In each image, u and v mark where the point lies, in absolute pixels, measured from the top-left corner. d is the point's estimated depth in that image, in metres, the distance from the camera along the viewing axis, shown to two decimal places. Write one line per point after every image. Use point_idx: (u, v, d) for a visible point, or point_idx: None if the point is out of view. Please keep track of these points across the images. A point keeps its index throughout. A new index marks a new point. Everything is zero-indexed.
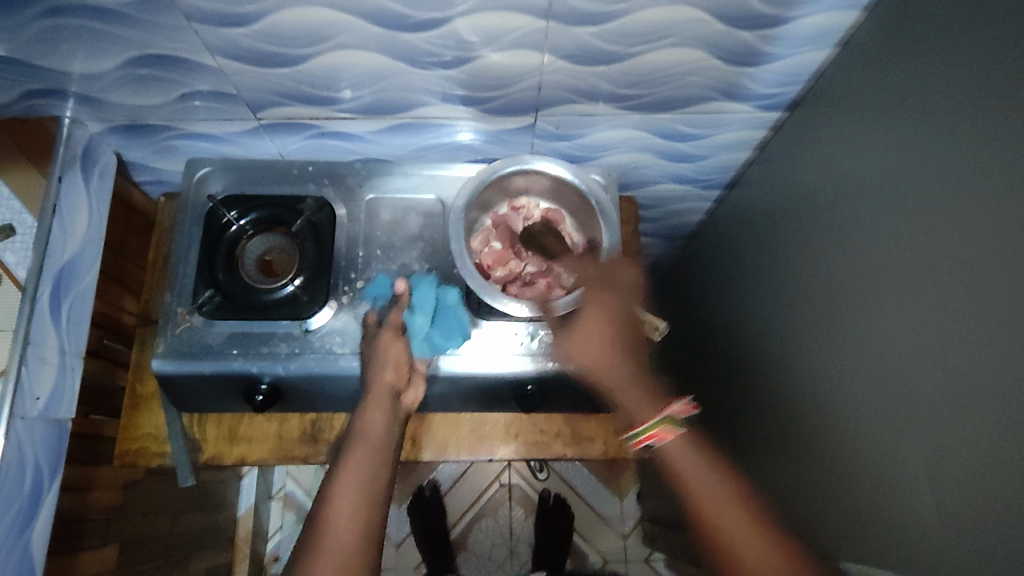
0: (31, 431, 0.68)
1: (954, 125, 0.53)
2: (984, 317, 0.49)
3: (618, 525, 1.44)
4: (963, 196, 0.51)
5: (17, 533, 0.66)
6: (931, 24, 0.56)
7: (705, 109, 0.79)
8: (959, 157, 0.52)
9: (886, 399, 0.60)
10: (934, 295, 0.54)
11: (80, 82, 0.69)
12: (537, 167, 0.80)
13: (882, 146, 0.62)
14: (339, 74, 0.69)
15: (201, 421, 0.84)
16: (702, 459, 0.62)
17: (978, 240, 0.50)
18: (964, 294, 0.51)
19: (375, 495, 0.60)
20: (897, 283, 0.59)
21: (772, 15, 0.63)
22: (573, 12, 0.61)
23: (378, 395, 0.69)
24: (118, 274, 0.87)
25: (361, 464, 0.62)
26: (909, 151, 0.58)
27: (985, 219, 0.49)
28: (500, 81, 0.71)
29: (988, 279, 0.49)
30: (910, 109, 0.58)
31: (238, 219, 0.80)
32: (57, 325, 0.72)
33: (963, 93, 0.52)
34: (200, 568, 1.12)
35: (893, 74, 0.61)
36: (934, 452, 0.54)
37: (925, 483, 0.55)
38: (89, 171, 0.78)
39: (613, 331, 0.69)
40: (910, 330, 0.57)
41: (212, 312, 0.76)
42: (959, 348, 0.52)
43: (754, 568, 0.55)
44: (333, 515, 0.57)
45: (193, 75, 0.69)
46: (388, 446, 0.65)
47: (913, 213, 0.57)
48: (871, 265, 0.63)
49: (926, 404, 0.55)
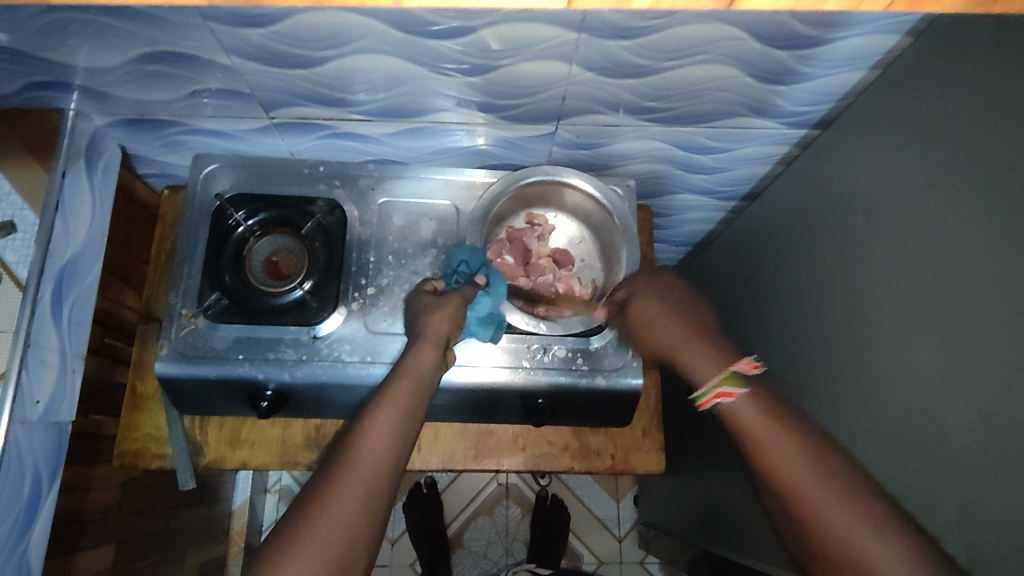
0: (30, 436, 0.67)
1: (983, 155, 0.51)
2: (1010, 333, 0.47)
3: (614, 527, 1.45)
4: (997, 211, 0.49)
5: (14, 541, 0.65)
6: (974, 51, 0.54)
7: (732, 124, 0.77)
8: (991, 177, 0.50)
9: (893, 418, 0.58)
10: (952, 311, 0.52)
11: (86, 75, 0.67)
12: (567, 180, 0.79)
13: (910, 159, 0.60)
14: (357, 76, 0.66)
15: (203, 423, 0.83)
16: (764, 417, 0.57)
17: (1008, 253, 0.48)
18: (990, 306, 0.49)
19: (385, 471, 0.52)
20: (918, 292, 0.57)
21: (810, 36, 0.61)
22: (606, 26, 0.58)
23: (412, 364, 0.61)
24: (120, 268, 0.85)
25: (386, 427, 0.54)
26: (939, 163, 0.56)
27: (1008, 255, 0.48)
28: (523, 89, 0.69)
29: (1005, 314, 0.48)
30: (942, 124, 0.56)
31: (245, 220, 0.77)
32: (58, 326, 0.71)
33: (1002, 117, 0.50)
34: (195, 561, 1.11)
35: (928, 92, 0.59)
36: (950, 469, 0.52)
37: (940, 504, 0.52)
38: (93, 165, 0.76)
39: (672, 299, 0.70)
40: (920, 349, 0.55)
41: (218, 315, 0.74)
42: (972, 367, 0.50)
43: (834, 526, 0.49)
44: (338, 487, 0.50)
45: (204, 72, 0.66)
46: (413, 410, 0.57)
47: (938, 222, 0.55)
48: (889, 273, 0.61)
49: (942, 417, 0.53)
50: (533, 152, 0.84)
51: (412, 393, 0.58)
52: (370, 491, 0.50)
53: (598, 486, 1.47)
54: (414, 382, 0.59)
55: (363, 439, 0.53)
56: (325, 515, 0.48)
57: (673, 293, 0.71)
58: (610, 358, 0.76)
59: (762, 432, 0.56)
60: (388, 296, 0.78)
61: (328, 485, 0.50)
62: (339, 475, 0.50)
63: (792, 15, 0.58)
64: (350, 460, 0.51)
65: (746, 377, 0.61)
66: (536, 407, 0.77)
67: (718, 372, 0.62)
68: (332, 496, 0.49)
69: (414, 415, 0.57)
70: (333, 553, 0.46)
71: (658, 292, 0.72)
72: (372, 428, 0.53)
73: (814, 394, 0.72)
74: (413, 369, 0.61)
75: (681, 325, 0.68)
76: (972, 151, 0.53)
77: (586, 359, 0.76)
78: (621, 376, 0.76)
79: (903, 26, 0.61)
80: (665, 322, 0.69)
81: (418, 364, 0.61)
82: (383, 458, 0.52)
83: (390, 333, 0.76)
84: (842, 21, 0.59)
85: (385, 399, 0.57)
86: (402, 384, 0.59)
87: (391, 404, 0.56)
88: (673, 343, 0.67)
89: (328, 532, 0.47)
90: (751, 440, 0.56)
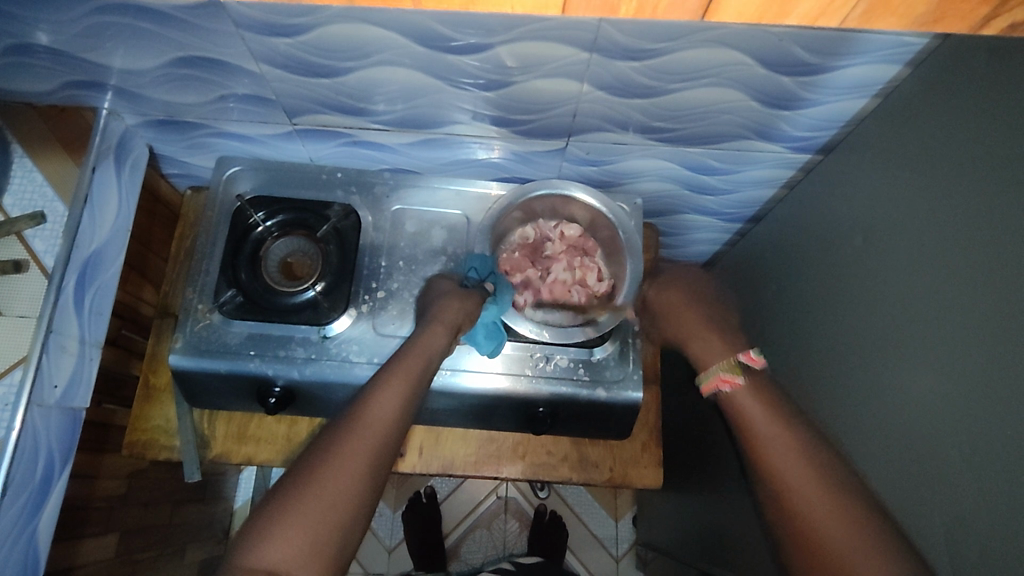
0: (46, 418, 0.69)
1: (973, 184, 0.53)
2: (989, 334, 0.49)
3: (611, 547, 1.44)
4: (974, 224, 0.53)
5: (25, 521, 0.67)
6: (954, 85, 0.58)
7: (737, 146, 0.79)
8: (969, 196, 0.54)
9: (877, 426, 0.60)
10: (935, 318, 0.55)
11: (119, 76, 0.70)
12: (575, 195, 0.81)
13: (893, 188, 0.64)
14: (377, 88, 0.70)
15: (212, 417, 0.85)
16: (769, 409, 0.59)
17: (986, 262, 0.51)
18: (970, 310, 0.51)
19: (388, 439, 0.53)
20: (903, 305, 0.59)
21: (814, 63, 0.64)
22: (618, 47, 0.61)
23: (425, 344, 0.64)
24: (140, 264, 0.88)
25: (391, 400, 0.56)
26: (921, 186, 0.60)
27: (986, 266, 0.51)
28: (537, 106, 0.72)
29: (986, 317, 0.50)
30: (924, 153, 0.60)
31: (264, 220, 0.80)
32: (78, 314, 0.73)
33: (978, 144, 0.54)
34: (194, 558, 1.12)
35: (912, 125, 0.63)
36: (934, 474, 0.53)
37: (934, 516, 0.52)
38: (121, 163, 0.79)
39: (687, 292, 0.77)
40: (907, 356, 0.58)
41: (232, 312, 0.76)
42: (954, 369, 0.52)
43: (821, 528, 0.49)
44: (342, 448, 0.51)
45: (232, 77, 0.69)
46: (419, 388, 0.59)
47: (922, 238, 0.58)
48: (875, 288, 0.64)
49: (925, 423, 0.54)
50: (544, 167, 0.87)
51: (421, 371, 0.61)
52: (372, 453, 0.52)
53: (598, 504, 1.47)
54: (423, 363, 0.62)
55: (371, 407, 0.55)
56: (331, 476, 0.49)
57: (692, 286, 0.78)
58: (612, 370, 0.78)
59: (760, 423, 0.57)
60: (398, 301, 0.80)
61: (334, 447, 0.51)
62: (345, 436, 0.52)
63: (797, 42, 0.60)
64: (357, 424, 0.53)
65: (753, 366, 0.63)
66: (537, 415, 0.78)
67: (722, 358, 0.66)
68: (338, 455, 0.51)
69: (417, 394, 0.59)
70: (337, 511, 0.48)
71: (679, 285, 0.78)
72: (380, 397, 0.55)
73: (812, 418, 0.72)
74: (425, 348, 0.63)
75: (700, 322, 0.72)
76: (953, 177, 0.56)
77: (588, 370, 0.78)
78: (621, 389, 0.77)
79: (904, 57, 0.63)
80: (679, 313, 0.74)
81: (430, 345, 0.64)
82: (389, 427, 0.54)
83: (396, 335, 0.78)
84: (845, 50, 0.62)
85: (392, 373, 0.59)
86: (411, 360, 0.61)
87: (399, 379, 0.58)
88: (685, 335, 0.72)
89: (333, 490, 0.49)
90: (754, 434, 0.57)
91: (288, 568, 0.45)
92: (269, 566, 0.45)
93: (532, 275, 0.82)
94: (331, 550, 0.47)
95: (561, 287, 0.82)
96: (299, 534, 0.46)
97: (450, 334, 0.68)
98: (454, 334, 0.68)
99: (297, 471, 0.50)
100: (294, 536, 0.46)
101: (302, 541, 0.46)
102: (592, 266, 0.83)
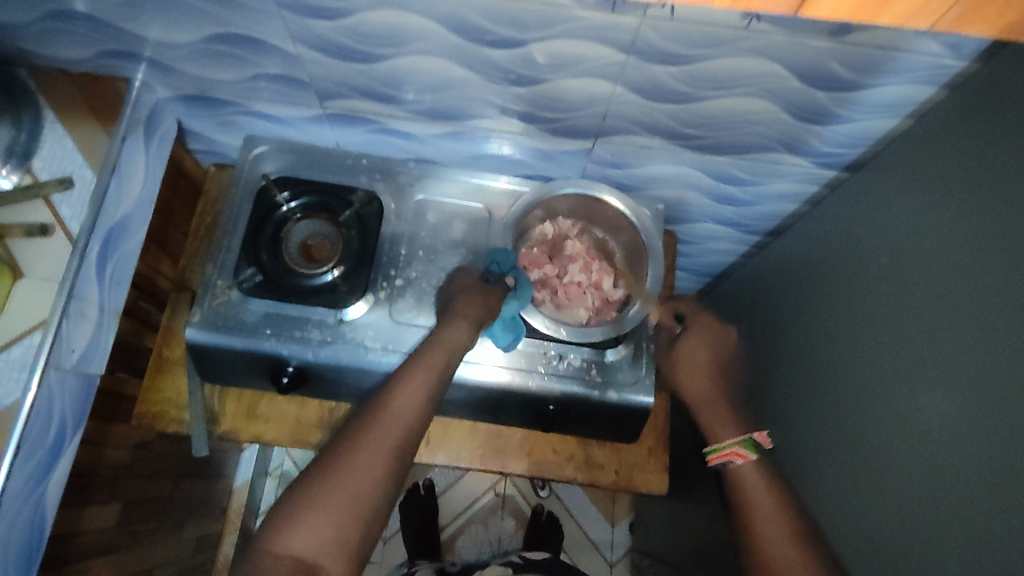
0: (62, 382, 0.69)
1: (993, 213, 0.54)
2: (1007, 360, 0.50)
3: (606, 552, 1.44)
4: (995, 249, 0.53)
5: (36, 482, 0.67)
6: (986, 111, 0.58)
7: (765, 158, 0.79)
8: (991, 222, 0.54)
9: (887, 444, 0.61)
10: (951, 342, 0.56)
11: (155, 48, 0.71)
12: (600, 197, 0.81)
13: (913, 211, 0.65)
14: (408, 76, 0.70)
15: (222, 393, 0.85)
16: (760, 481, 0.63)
17: (1004, 287, 0.51)
18: (989, 335, 0.52)
19: (413, 430, 0.54)
20: (917, 326, 0.60)
21: (850, 79, 0.64)
22: (654, 51, 0.61)
23: (449, 337, 0.65)
24: (160, 237, 0.89)
25: (416, 389, 0.57)
26: (941, 212, 0.60)
27: (1005, 292, 0.51)
28: (567, 104, 0.72)
29: (1003, 342, 0.50)
30: (947, 179, 0.61)
31: (289, 201, 0.80)
32: (99, 282, 0.74)
33: (1001, 172, 0.54)
34: (192, 534, 1.13)
35: (936, 150, 0.64)
36: (947, 497, 0.53)
37: (947, 537, 0.52)
38: (150, 135, 0.80)
39: (712, 342, 0.76)
40: (920, 378, 0.58)
41: (251, 290, 0.76)
42: (972, 392, 0.52)
43: None
44: (369, 437, 0.52)
45: (266, 56, 0.70)
46: (442, 380, 0.60)
47: (939, 262, 0.59)
48: (888, 309, 0.65)
49: (937, 444, 0.55)
50: (569, 167, 0.87)
51: (445, 363, 0.62)
52: (396, 443, 0.53)
53: (594, 507, 1.47)
54: (448, 356, 0.63)
55: (395, 397, 0.55)
56: (358, 465, 0.50)
57: (719, 348, 0.76)
58: (624, 373, 0.78)
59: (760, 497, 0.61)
60: (415, 289, 0.80)
61: (361, 436, 0.52)
62: (372, 425, 0.53)
63: (834, 57, 0.60)
64: (384, 414, 0.54)
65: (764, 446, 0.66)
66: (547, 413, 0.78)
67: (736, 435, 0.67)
68: (364, 446, 0.52)
69: (441, 385, 0.59)
70: (362, 501, 0.49)
71: (710, 346, 0.76)
72: (405, 388, 0.56)
73: (823, 435, 0.72)
74: (448, 341, 0.64)
75: (714, 380, 0.74)
76: (976, 203, 0.56)
77: (600, 371, 0.78)
78: (633, 392, 0.77)
79: (939, 78, 0.63)
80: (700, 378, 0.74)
81: (454, 337, 0.65)
82: (414, 418, 0.55)
83: (413, 324, 0.78)
84: (882, 68, 0.62)
85: (418, 365, 0.60)
86: (435, 353, 0.62)
87: (423, 372, 0.59)
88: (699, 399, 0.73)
89: (359, 481, 0.50)
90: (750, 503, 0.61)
91: (319, 557, 0.47)
92: (296, 554, 0.47)
93: (549, 270, 0.82)
94: (357, 539, 0.48)
95: (578, 286, 0.81)
96: (326, 522, 0.48)
97: (473, 329, 0.68)
98: (479, 330, 0.68)
99: (326, 457, 0.51)
100: (322, 523, 0.48)
101: (329, 527, 0.48)
102: (609, 271, 0.83)
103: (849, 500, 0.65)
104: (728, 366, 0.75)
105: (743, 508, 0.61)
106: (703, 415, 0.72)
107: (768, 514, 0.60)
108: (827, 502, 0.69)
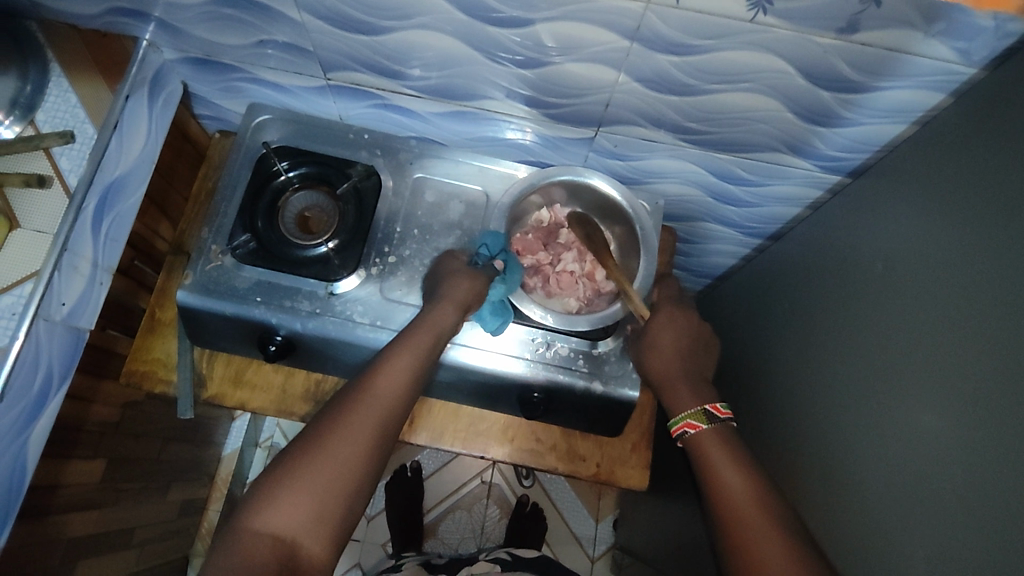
0: (50, 334, 0.70)
1: (990, 224, 0.54)
2: (993, 372, 0.49)
3: (587, 547, 1.44)
4: (990, 261, 0.52)
5: (19, 429, 0.68)
6: (991, 120, 0.57)
7: (768, 158, 0.78)
8: (988, 233, 0.54)
9: (870, 451, 0.60)
10: (939, 352, 0.55)
11: (164, 9, 0.71)
12: (592, 183, 0.81)
13: (911, 220, 0.64)
14: (413, 51, 0.70)
15: (211, 358, 0.86)
16: (725, 451, 0.60)
17: (996, 299, 0.51)
18: (976, 347, 0.51)
19: (395, 410, 0.55)
20: (906, 336, 0.59)
21: (857, 81, 0.63)
22: (661, 39, 0.60)
23: (435, 319, 0.65)
24: (161, 199, 0.89)
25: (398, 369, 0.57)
26: (938, 222, 0.60)
27: (996, 304, 0.50)
28: (570, 90, 0.71)
29: (990, 354, 0.50)
30: (947, 189, 0.60)
31: (288, 170, 0.81)
32: (94, 237, 0.74)
33: (1001, 183, 0.54)
34: (177, 498, 1.14)
35: (938, 159, 0.63)
36: (923, 508, 0.52)
37: (920, 547, 0.52)
38: (154, 96, 0.80)
39: (680, 325, 0.74)
40: (907, 387, 0.58)
41: (245, 256, 0.76)
42: (955, 403, 0.52)
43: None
44: (352, 416, 0.53)
45: (273, 23, 0.70)
46: (426, 361, 0.60)
47: (934, 271, 0.58)
48: (881, 317, 0.64)
49: (918, 454, 0.54)
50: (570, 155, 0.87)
51: (430, 343, 0.62)
52: (379, 423, 0.53)
53: (579, 502, 1.47)
54: (433, 336, 0.63)
55: (379, 377, 0.56)
56: (339, 441, 0.51)
57: (687, 329, 0.74)
58: (610, 366, 0.77)
59: (725, 471, 0.58)
60: (408, 268, 0.80)
61: (343, 414, 0.53)
62: (355, 404, 0.53)
63: (842, 57, 0.59)
64: (367, 394, 0.54)
65: (720, 416, 0.63)
66: (531, 400, 0.78)
67: (693, 403, 0.65)
68: (346, 424, 0.52)
69: (426, 367, 0.60)
70: (340, 477, 0.49)
71: (680, 326, 0.74)
72: (389, 368, 0.57)
73: (808, 440, 0.72)
74: (434, 323, 0.65)
75: (677, 358, 0.71)
76: (973, 214, 0.56)
77: (588, 362, 0.77)
78: (619, 385, 0.76)
79: (949, 85, 0.62)
80: (672, 358, 0.71)
81: (442, 320, 0.66)
82: (397, 398, 0.56)
83: (404, 302, 0.78)
84: (891, 71, 0.61)
85: (403, 346, 0.60)
86: (421, 334, 0.62)
87: (408, 353, 0.59)
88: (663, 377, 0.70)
89: (339, 458, 0.50)
90: (716, 478, 0.58)
91: (293, 532, 0.47)
92: (274, 530, 0.47)
93: (541, 257, 0.82)
94: (331, 513, 0.48)
95: (569, 275, 0.81)
96: (303, 495, 0.48)
97: (459, 312, 0.68)
98: (463, 312, 0.68)
99: (309, 433, 0.52)
100: (299, 498, 0.48)
101: (306, 501, 0.48)
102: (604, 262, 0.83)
103: (828, 506, 0.64)
104: (696, 346, 0.74)
105: (709, 483, 0.58)
106: (664, 392, 0.69)
107: (736, 488, 0.56)
108: (807, 507, 0.68)
